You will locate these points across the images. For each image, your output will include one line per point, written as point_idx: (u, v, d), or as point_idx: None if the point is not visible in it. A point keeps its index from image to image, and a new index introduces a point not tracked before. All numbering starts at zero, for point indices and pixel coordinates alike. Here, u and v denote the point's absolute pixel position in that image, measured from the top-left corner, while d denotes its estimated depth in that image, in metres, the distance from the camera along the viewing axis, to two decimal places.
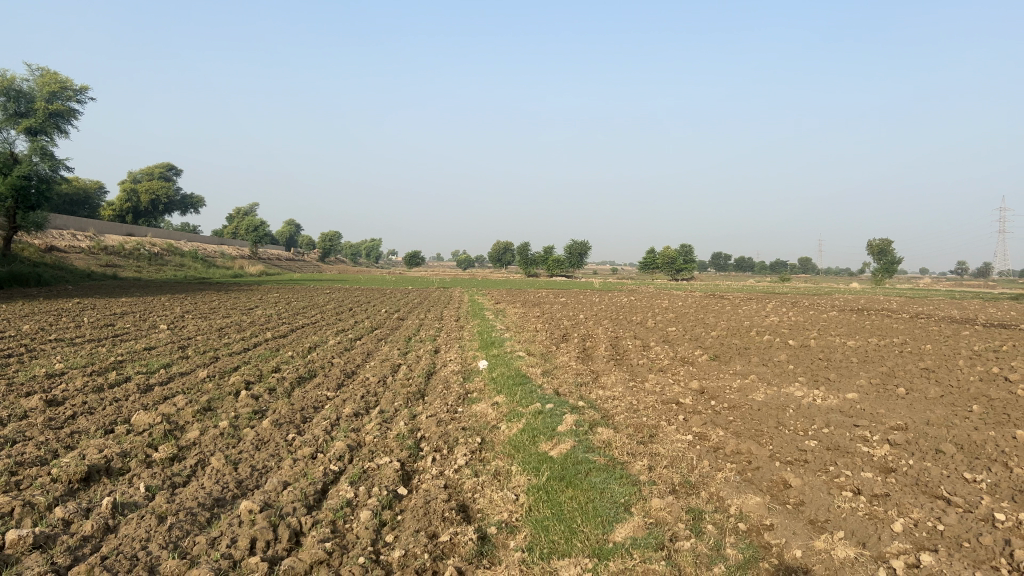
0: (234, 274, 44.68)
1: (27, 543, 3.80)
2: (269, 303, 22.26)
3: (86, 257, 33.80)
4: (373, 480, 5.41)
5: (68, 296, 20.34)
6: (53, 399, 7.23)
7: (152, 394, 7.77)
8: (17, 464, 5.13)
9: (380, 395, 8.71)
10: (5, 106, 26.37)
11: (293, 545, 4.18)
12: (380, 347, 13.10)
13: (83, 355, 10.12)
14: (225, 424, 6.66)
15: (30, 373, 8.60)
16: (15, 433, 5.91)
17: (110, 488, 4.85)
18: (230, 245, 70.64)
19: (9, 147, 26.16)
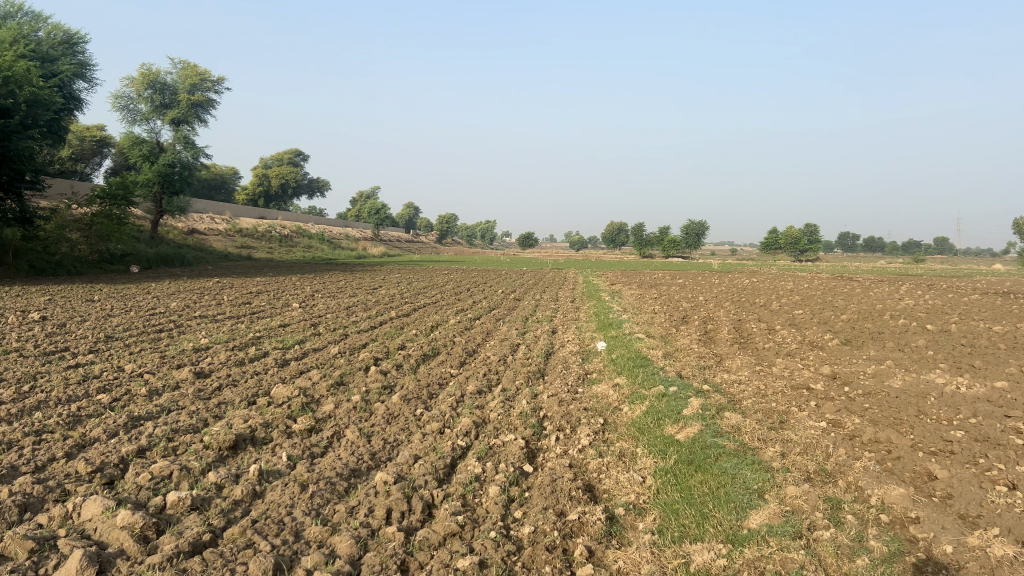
0: (357, 254, 46.30)
1: (186, 504, 4.07)
2: (391, 283, 22.88)
3: (223, 239, 35.86)
4: (499, 456, 5.49)
5: (209, 276, 21.64)
6: (202, 371, 7.74)
7: (289, 369, 8.20)
8: (173, 431, 5.51)
9: (501, 373, 8.83)
10: (152, 98, 28.09)
11: (426, 516, 4.30)
12: (498, 327, 13.25)
13: (225, 331, 10.75)
14: (357, 398, 6.93)
15: (180, 346, 9.25)
16: (170, 402, 6.35)
17: (255, 456, 5.14)
18: (353, 228, 73.13)
19: (155, 136, 28.01)
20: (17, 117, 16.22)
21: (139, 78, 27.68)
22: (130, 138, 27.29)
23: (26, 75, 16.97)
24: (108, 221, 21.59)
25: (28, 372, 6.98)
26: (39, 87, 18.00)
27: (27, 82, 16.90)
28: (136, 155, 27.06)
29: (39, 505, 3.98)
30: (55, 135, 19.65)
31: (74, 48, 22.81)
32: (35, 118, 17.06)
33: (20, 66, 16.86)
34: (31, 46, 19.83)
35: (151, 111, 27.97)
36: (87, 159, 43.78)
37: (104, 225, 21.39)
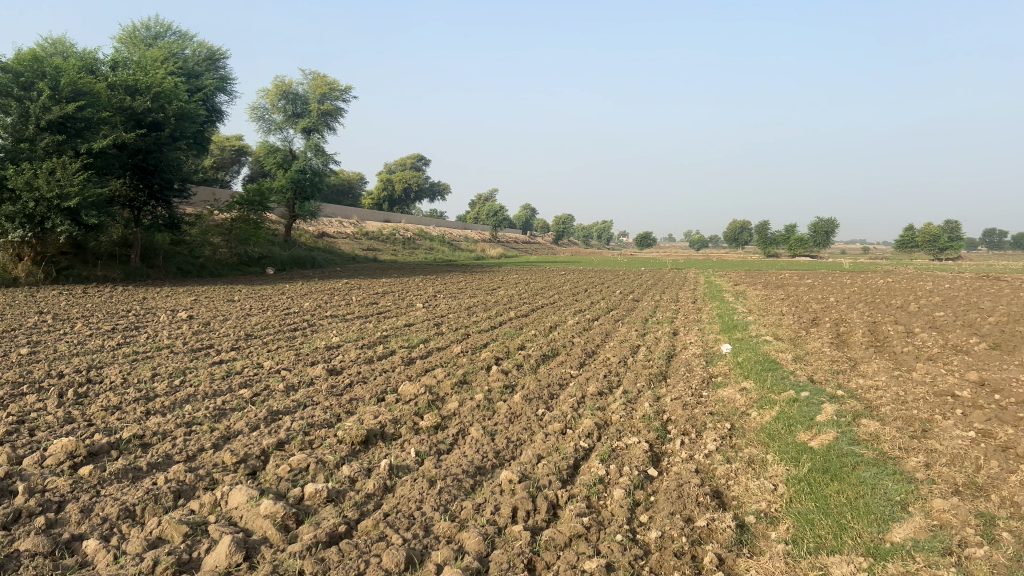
0: (477, 256, 47.12)
1: (323, 496, 4.24)
2: (510, 284, 23.05)
3: (350, 242, 37.29)
4: (623, 459, 5.43)
5: (338, 277, 22.58)
6: (334, 368, 8.08)
7: (415, 367, 8.43)
8: (310, 425, 5.76)
9: (622, 375, 8.74)
10: (285, 108, 29.49)
11: (551, 516, 4.31)
12: (618, 328, 13.13)
13: (354, 330, 11.18)
14: (480, 397, 7.03)
15: (313, 344, 9.68)
16: (306, 398, 6.66)
17: (385, 451, 5.31)
18: (472, 229, 74.43)
19: (288, 144, 29.43)
20: (167, 130, 17.45)
21: (274, 90, 29.08)
22: (265, 147, 28.81)
23: (174, 91, 18.22)
24: (246, 226, 22.87)
25: (179, 367, 7.49)
26: (185, 102, 19.30)
27: (176, 97, 18.12)
28: (271, 163, 28.78)
29: (191, 492, 4.25)
30: (200, 146, 20.99)
31: (216, 63, 24.28)
32: (182, 131, 18.27)
33: (169, 83, 18.11)
34: (178, 63, 21.26)
35: (284, 121, 29.41)
36: (227, 168, 46.54)
37: (243, 229, 22.70)
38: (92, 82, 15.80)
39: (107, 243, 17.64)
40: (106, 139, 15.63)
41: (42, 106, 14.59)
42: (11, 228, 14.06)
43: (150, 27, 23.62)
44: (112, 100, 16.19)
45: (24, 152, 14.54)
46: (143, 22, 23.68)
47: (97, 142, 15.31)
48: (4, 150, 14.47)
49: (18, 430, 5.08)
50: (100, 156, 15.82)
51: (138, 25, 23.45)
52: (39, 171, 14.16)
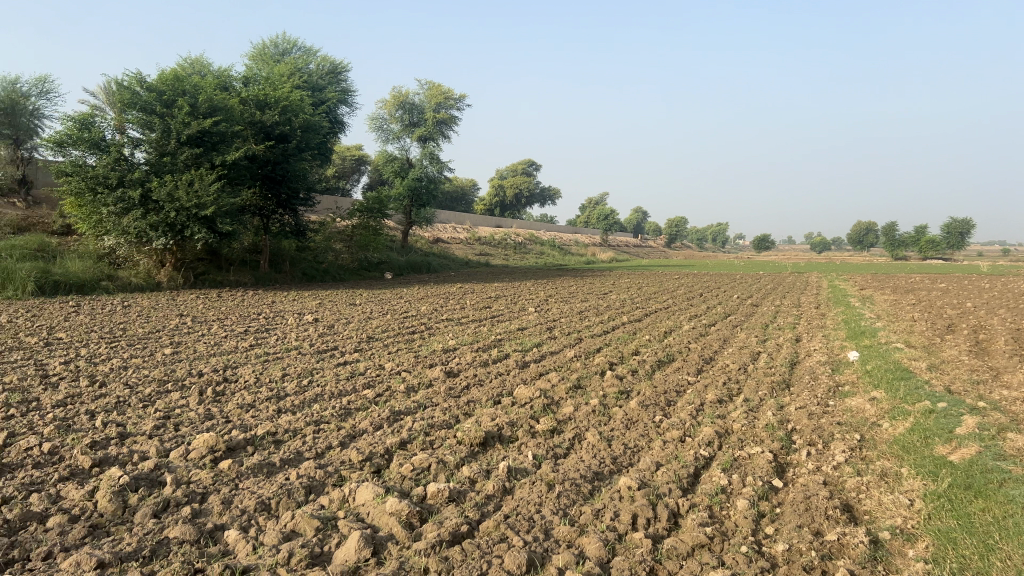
0: (588, 260, 46.97)
1: (444, 496, 4.33)
2: (623, 289, 22.81)
3: (464, 247, 37.96)
4: (745, 469, 5.28)
5: (453, 281, 23.05)
6: (451, 371, 8.25)
7: (530, 371, 8.48)
8: (429, 426, 5.89)
9: (742, 382, 8.49)
10: (402, 118, 30.28)
11: (672, 525, 4.24)
12: (736, 334, 12.77)
13: (469, 334, 11.37)
14: (596, 402, 6.99)
15: (431, 347, 9.91)
16: (425, 399, 6.82)
17: (503, 454, 5.36)
18: (583, 233, 74.34)
19: (405, 153, 30.23)
20: (293, 141, 18.32)
21: (391, 100, 29.90)
22: (384, 156, 29.74)
23: (300, 104, 19.07)
24: (367, 232, 23.65)
25: (307, 368, 7.83)
26: (310, 115, 20.19)
27: (301, 109, 18.97)
28: (389, 171, 29.73)
29: (321, 487, 4.43)
30: (323, 156, 21.88)
31: (338, 76, 25.21)
32: (307, 142, 19.09)
33: (295, 96, 18.99)
34: (303, 78, 22.24)
35: (401, 130, 30.24)
36: (348, 177, 48.34)
37: (363, 236, 23.50)
38: (226, 98, 16.75)
39: (239, 249, 18.65)
40: (238, 151, 16.53)
41: (182, 122, 15.57)
42: (155, 236, 15.09)
43: (278, 44, 24.84)
44: (244, 115, 17.12)
45: (166, 165, 15.57)
46: (271, 40, 24.93)
47: (231, 155, 16.18)
48: (149, 164, 15.54)
49: (165, 425, 5.44)
50: (233, 167, 16.73)
51: (267, 42, 24.70)
52: (180, 182, 15.11)
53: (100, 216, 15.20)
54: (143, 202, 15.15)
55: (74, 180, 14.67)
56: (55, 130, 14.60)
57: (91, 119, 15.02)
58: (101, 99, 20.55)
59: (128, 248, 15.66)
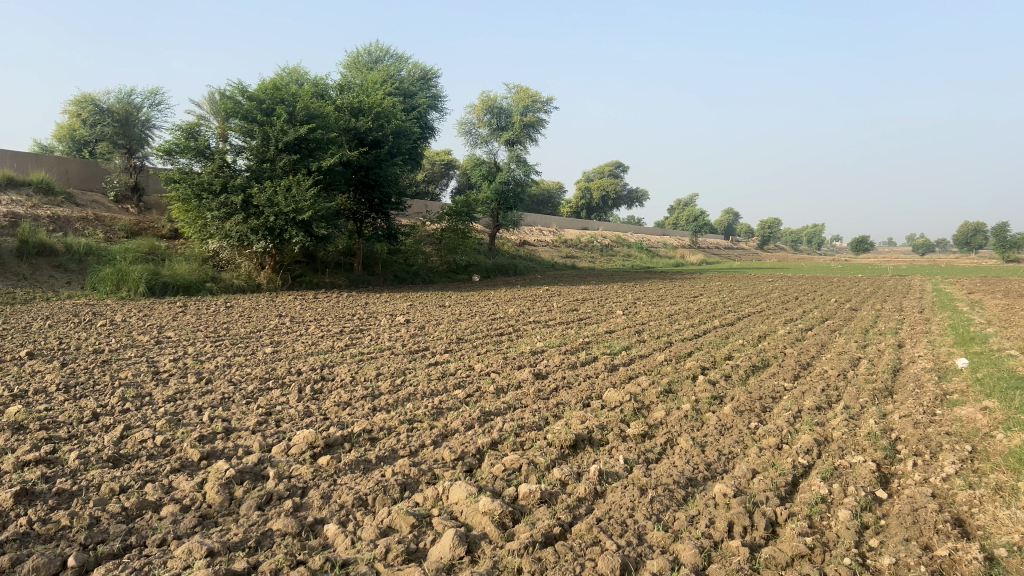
0: (677, 263, 46.25)
1: (536, 497, 4.33)
2: (713, 292, 22.35)
3: (550, 249, 38.00)
4: (847, 478, 5.09)
5: (541, 284, 23.08)
6: (540, 372, 8.27)
7: (620, 374, 8.41)
8: (520, 427, 5.92)
9: (842, 389, 8.18)
10: (491, 122, 30.47)
11: (770, 534, 4.12)
12: (834, 339, 12.32)
13: (557, 336, 11.37)
14: (688, 407, 6.87)
15: (520, 349, 9.94)
16: (515, 400, 6.86)
17: (594, 457, 5.33)
18: (671, 235, 73.26)
19: (493, 156, 30.44)
20: (385, 147, 18.73)
21: (480, 105, 30.14)
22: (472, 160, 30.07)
23: (392, 110, 19.47)
24: (455, 236, 23.96)
25: (399, 368, 8.00)
26: (402, 120, 20.59)
27: (394, 115, 19.36)
28: (477, 175, 30.07)
29: (415, 485, 4.51)
30: (414, 161, 22.27)
31: (429, 82, 25.60)
32: (399, 147, 19.48)
33: (388, 103, 19.40)
34: (395, 84, 22.71)
35: (489, 134, 30.48)
36: (437, 181, 49.12)
37: (451, 239, 23.81)
38: (322, 106, 17.27)
39: (334, 252, 19.19)
40: (333, 157, 17.01)
41: (280, 130, 16.14)
42: (255, 240, 15.70)
43: (372, 52, 25.47)
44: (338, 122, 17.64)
45: (266, 171, 16.19)
46: (365, 48, 25.57)
47: (326, 160, 16.65)
48: (250, 171, 16.19)
49: (267, 421, 5.66)
50: (328, 173, 17.21)
51: (361, 51, 25.35)
52: (278, 188, 15.66)
53: (206, 220, 15.93)
54: (245, 207, 15.78)
55: (182, 187, 15.45)
56: (165, 140, 15.40)
57: (197, 129, 15.77)
58: (207, 110, 21.57)
59: (231, 251, 16.36)
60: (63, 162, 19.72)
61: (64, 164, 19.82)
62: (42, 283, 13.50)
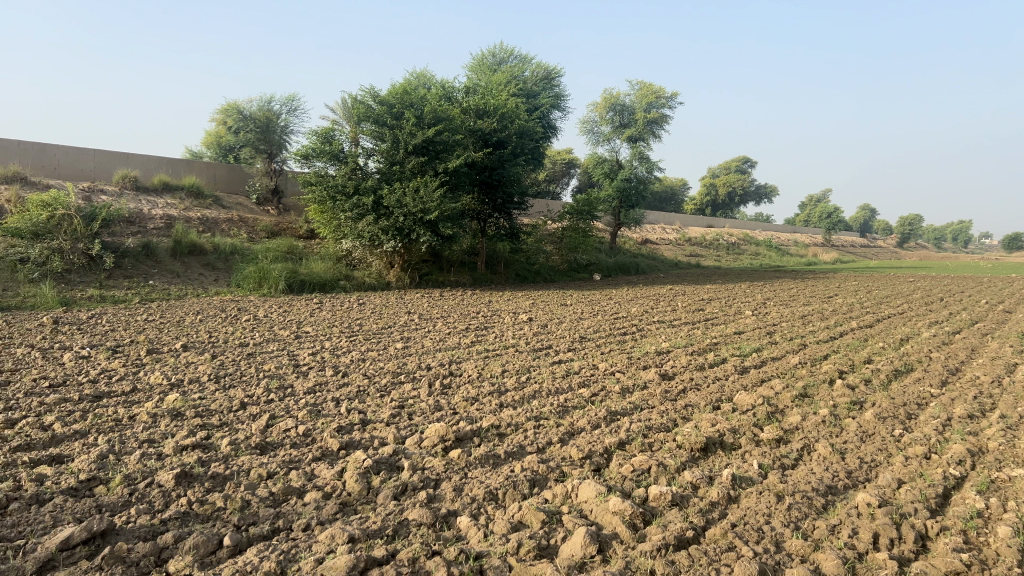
0: (808, 261, 44.30)
1: (667, 499, 4.26)
2: (849, 292, 21.24)
3: (674, 248, 37.31)
4: (1006, 493, 4.71)
5: (664, 283, 22.67)
6: (667, 373, 8.14)
7: (750, 376, 8.14)
8: (648, 428, 5.83)
9: (998, 397, 7.58)
10: (613, 120, 30.15)
11: (921, 548, 3.88)
12: (987, 344, 11.44)
13: (683, 337, 11.13)
14: (825, 412, 6.57)
15: (645, 349, 9.81)
16: (642, 401, 6.77)
17: (726, 461, 5.19)
18: (801, 233, 70.37)
19: (616, 154, 30.13)
20: (509, 147, 18.90)
21: (603, 103, 29.88)
22: (595, 158, 29.95)
23: (516, 111, 19.64)
24: (576, 234, 23.91)
25: (525, 365, 8.07)
26: (526, 121, 20.73)
27: (518, 116, 19.52)
28: (600, 173, 29.92)
29: (544, 482, 4.53)
30: (537, 160, 22.38)
31: (552, 82, 25.63)
32: (522, 147, 19.61)
33: (512, 104, 19.59)
34: (518, 86, 22.90)
35: (612, 132, 30.20)
36: (559, 180, 49.26)
37: (572, 237, 23.79)
38: (449, 109, 17.64)
39: (458, 251, 19.58)
40: (458, 158, 17.33)
41: (409, 133, 16.59)
42: (385, 239, 16.25)
43: (496, 53, 25.78)
44: (464, 125, 17.96)
45: (396, 173, 16.71)
46: (490, 50, 25.91)
47: (452, 162, 16.97)
48: (380, 173, 16.78)
49: (400, 414, 5.84)
50: (454, 174, 17.55)
51: (486, 53, 25.73)
52: (407, 189, 16.10)
53: (339, 221, 16.64)
54: (375, 208, 16.33)
55: (318, 190, 16.25)
56: (302, 145, 16.20)
57: (332, 133, 16.45)
58: (340, 115, 22.50)
59: (363, 250, 17.02)
60: (211, 167, 21.11)
61: (212, 169, 21.23)
62: (193, 280, 14.48)
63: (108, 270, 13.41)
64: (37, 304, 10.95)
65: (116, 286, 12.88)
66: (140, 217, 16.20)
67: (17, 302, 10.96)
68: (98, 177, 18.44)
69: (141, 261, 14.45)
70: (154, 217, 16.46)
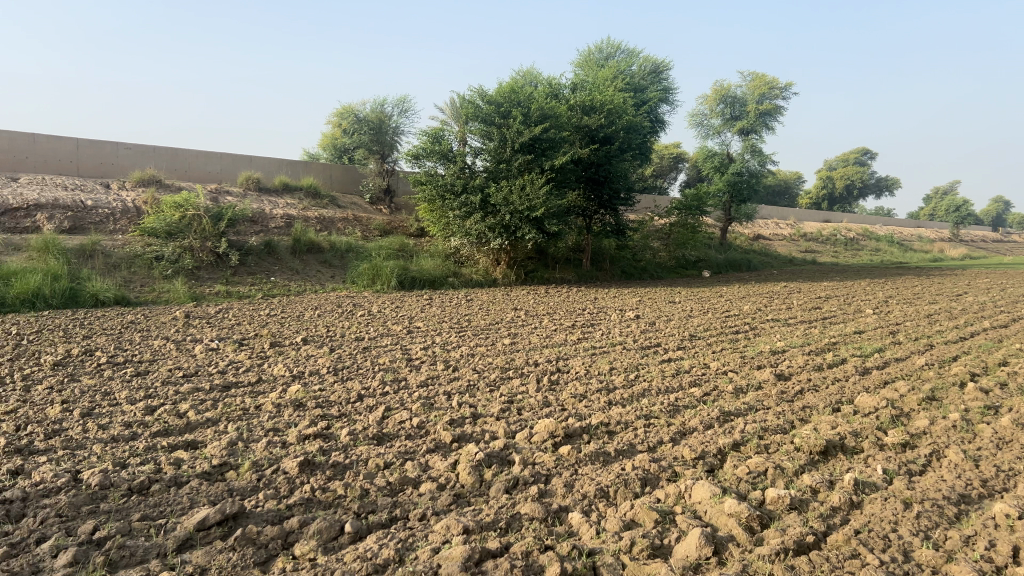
0: (935, 257, 41.82)
1: (785, 503, 4.12)
2: (981, 290, 19.90)
3: (788, 244, 36.03)
4: None
5: (777, 280, 21.91)
6: (782, 373, 7.87)
7: (872, 378, 7.77)
8: (763, 429, 5.67)
9: None
10: (724, 112, 29.35)
11: None
12: None
13: (799, 336, 10.74)
14: (957, 417, 6.19)
15: (757, 348, 9.53)
16: (756, 401, 6.58)
17: (848, 465, 4.98)
18: (927, 227, 66.54)
19: (726, 148, 29.35)
20: (617, 143, 18.71)
21: (713, 95, 29.12)
22: (704, 152, 29.34)
23: (624, 106, 19.42)
24: (685, 230, 23.45)
25: (634, 363, 7.99)
26: (633, 115, 20.50)
27: (625, 111, 19.30)
28: (710, 167, 29.33)
29: (656, 481, 4.47)
30: (644, 156, 22.06)
31: (660, 76, 25.24)
32: (630, 142, 19.39)
33: (620, 99, 19.37)
34: (626, 80, 22.71)
35: (722, 124, 29.44)
36: (667, 175, 48.48)
37: (680, 234, 23.35)
38: (556, 106, 17.59)
39: (565, 248, 19.57)
40: (565, 155, 17.29)
41: (516, 131, 16.68)
42: (492, 237, 16.44)
43: (604, 49, 25.64)
44: (571, 121, 17.91)
45: (503, 171, 16.85)
46: (597, 45, 25.81)
47: (559, 159, 16.93)
48: (488, 171, 16.98)
49: (510, 408, 5.89)
50: (561, 171, 17.53)
51: (593, 48, 25.66)
52: (514, 187, 16.18)
53: (448, 219, 16.97)
54: (483, 205, 16.54)
55: (428, 189, 16.71)
56: (413, 145, 16.61)
57: (441, 133, 16.78)
58: (449, 115, 22.89)
59: (470, 248, 17.30)
60: (327, 168, 21.91)
61: (328, 170, 22.03)
62: (311, 276, 15.07)
63: (234, 267, 14.13)
64: (170, 299, 11.69)
65: (241, 282, 13.58)
66: (262, 216, 17.00)
67: (153, 297, 11.74)
68: (224, 179, 19.47)
69: (264, 258, 15.17)
70: (275, 217, 17.24)
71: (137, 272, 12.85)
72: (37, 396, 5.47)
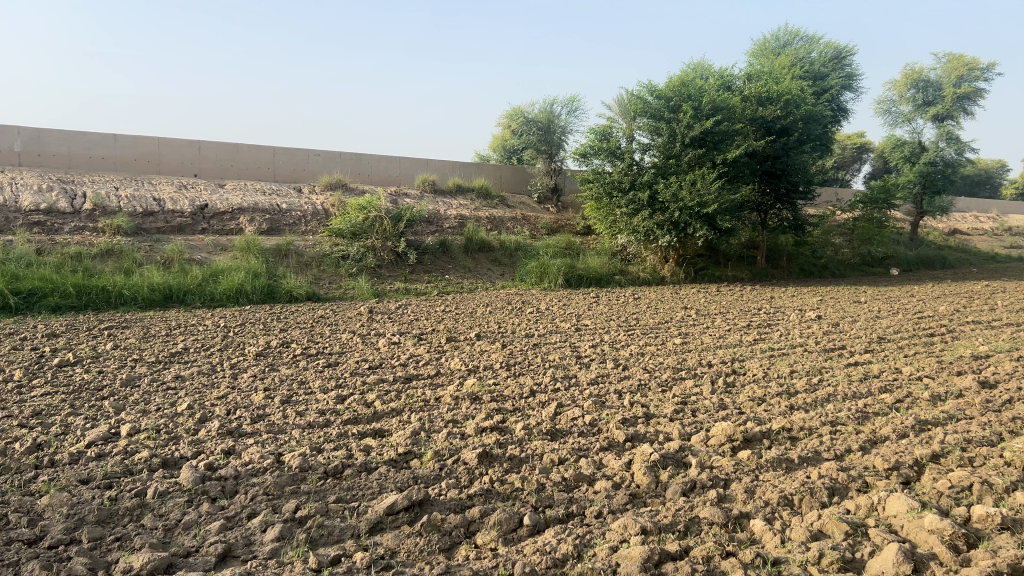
0: None
1: (996, 522, 3.75)
2: None
3: (990, 239, 32.84)
4: None
5: (978, 279, 20.01)
6: (988, 380, 7.17)
7: None
8: (966, 441, 5.19)
9: None
10: (915, 97, 27.17)
11: None
12: None
13: (1006, 340, 9.73)
14: None
15: (957, 353, 8.74)
16: (957, 410, 6.04)
17: None
18: None
19: (918, 136, 27.22)
20: (795, 134, 17.81)
21: (903, 79, 27.00)
22: (892, 141, 27.41)
23: (803, 95, 18.45)
24: (870, 226, 21.84)
25: (815, 366, 7.57)
26: (813, 104, 19.44)
27: (805, 100, 18.31)
28: (898, 157, 27.38)
29: (845, 491, 4.22)
30: (825, 147, 20.86)
31: (843, 61, 23.64)
32: (809, 133, 18.36)
33: (798, 88, 18.39)
34: (805, 68, 21.61)
35: (913, 111, 27.29)
36: (849, 166, 45.65)
37: (865, 229, 21.80)
38: (729, 97, 16.94)
39: (737, 245, 18.90)
40: (738, 148, 16.66)
41: (687, 125, 16.30)
42: (661, 233, 16.18)
43: (780, 37, 24.51)
44: (745, 113, 17.21)
45: (672, 167, 16.53)
46: (773, 33, 24.73)
47: (732, 152, 16.34)
48: (657, 167, 16.71)
49: (684, 410, 5.77)
50: (734, 165, 16.93)
51: (769, 37, 24.61)
52: (683, 183, 15.78)
53: (616, 217, 16.87)
54: (651, 202, 16.32)
55: (595, 187, 16.74)
56: (581, 143, 16.66)
57: (609, 130, 16.74)
58: (618, 112, 22.72)
59: (639, 245, 17.13)
60: (498, 168, 22.42)
61: (498, 170, 22.55)
62: (482, 274, 15.52)
63: (412, 266, 14.80)
64: (355, 296, 12.42)
65: (418, 280, 14.20)
66: (437, 217, 17.69)
67: (339, 293, 12.51)
68: (403, 182, 20.42)
69: (438, 257, 15.78)
70: (448, 217, 17.88)
71: (326, 270, 13.75)
72: (243, 383, 6.00)
